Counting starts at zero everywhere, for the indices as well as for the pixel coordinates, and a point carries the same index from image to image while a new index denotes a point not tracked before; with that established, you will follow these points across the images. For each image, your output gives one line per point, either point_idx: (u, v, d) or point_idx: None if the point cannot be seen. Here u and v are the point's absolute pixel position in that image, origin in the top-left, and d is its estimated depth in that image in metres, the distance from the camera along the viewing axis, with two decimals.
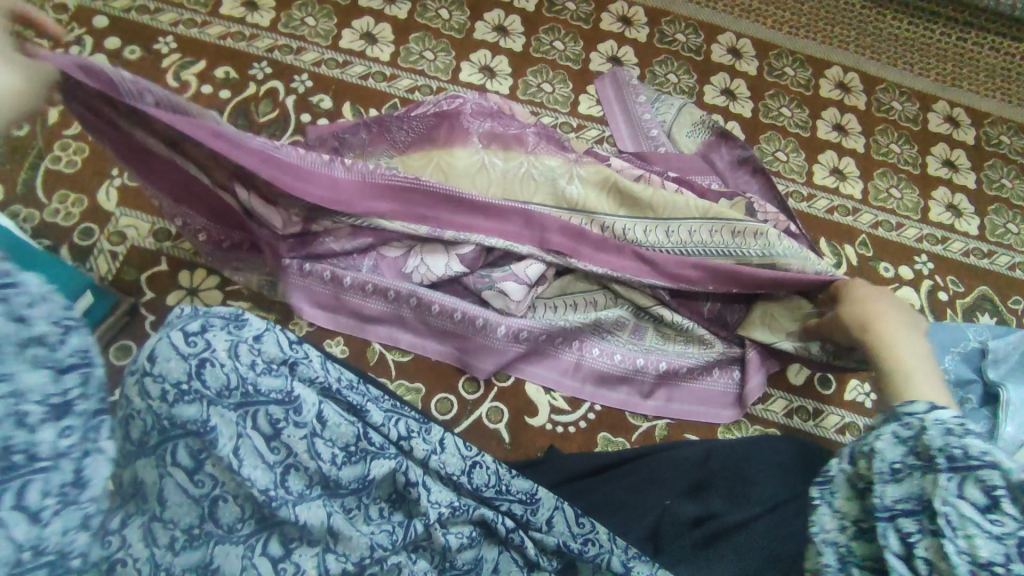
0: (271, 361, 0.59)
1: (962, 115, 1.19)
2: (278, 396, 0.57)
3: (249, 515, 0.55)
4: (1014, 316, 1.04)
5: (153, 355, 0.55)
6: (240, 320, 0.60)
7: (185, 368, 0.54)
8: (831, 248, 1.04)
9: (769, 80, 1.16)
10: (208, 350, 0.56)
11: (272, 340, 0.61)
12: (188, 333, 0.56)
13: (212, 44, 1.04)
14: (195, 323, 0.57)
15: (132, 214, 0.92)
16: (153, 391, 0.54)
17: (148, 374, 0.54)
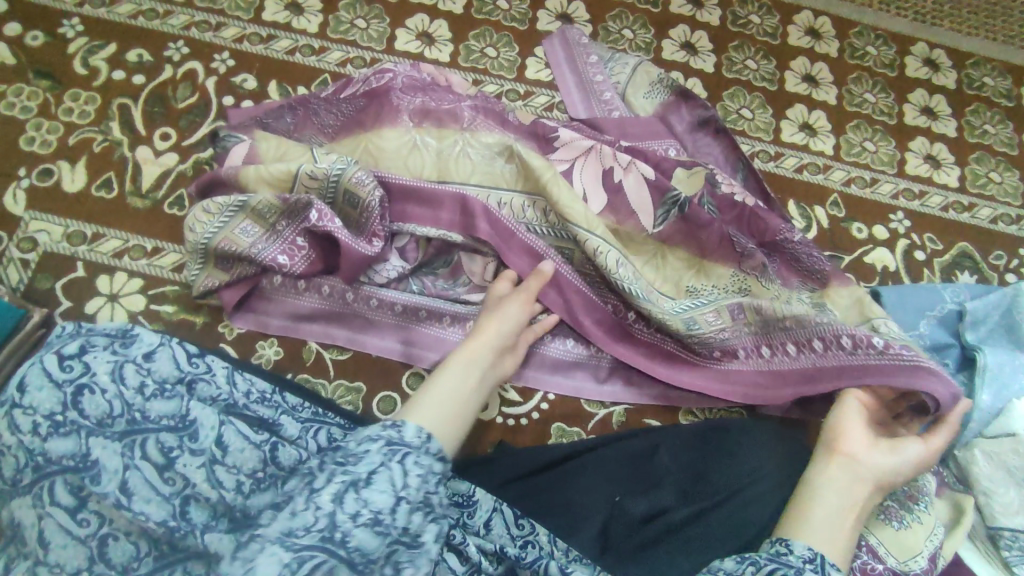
0: (164, 381, 0.56)
1: (943, 57, 1.11)
2: (170, 422, 0.54)
3: (146, 551, 0.52)
4: (996, 272, 0.98)
5: (22, 385, 0.52)
6: (128, 336, 0.57)
7: (59, 397, 0.52)
8: (800, 211, 0.98)
9: (733, 30, 1.08)
10: (86, 374, 0.53)
11: (165, 356, 0.57)
12: (64, 358, 0.53)
13: (122, 24, 0.96)
14: (72, 344, 0.54)
15: (43, 218, 0.85)
16: (25, 425, 0.51)
17: (17, 407, 0.51)
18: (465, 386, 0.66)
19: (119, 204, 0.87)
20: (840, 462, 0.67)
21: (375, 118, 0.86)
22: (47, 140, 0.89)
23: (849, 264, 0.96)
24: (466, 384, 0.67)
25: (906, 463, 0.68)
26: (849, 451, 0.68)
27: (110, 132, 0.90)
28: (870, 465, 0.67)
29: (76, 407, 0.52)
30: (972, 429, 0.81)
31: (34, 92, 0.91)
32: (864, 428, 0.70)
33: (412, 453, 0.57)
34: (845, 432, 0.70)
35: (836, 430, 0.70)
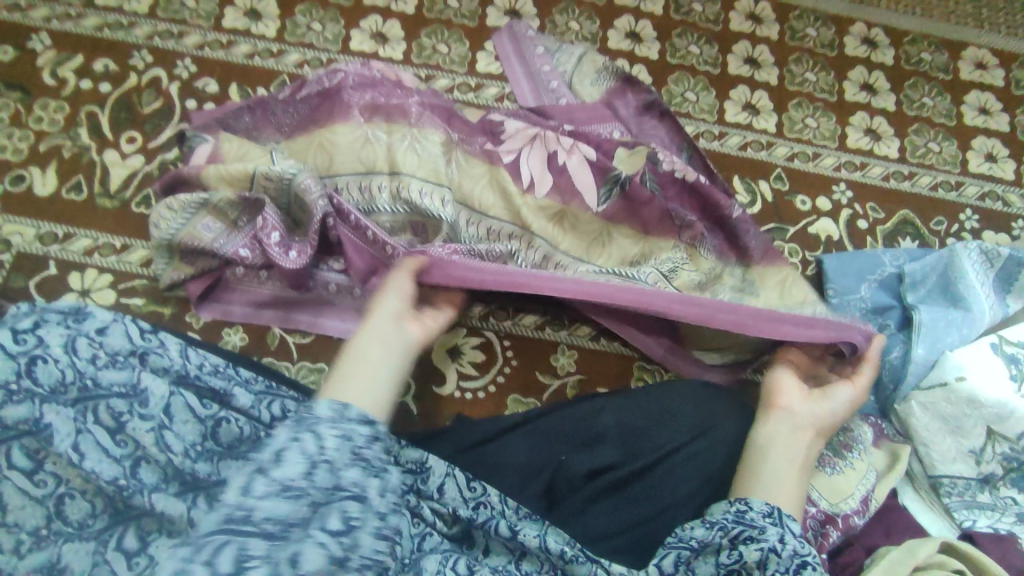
0: (116, 353, 0.59)
1: (881, 35, 1.15)
2: (120, 389, 0.57)
3: (101, 510, 0.55)
4: (937, 237, 1.02)
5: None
6: (82, 313, 0.60)
7: (14, 367, 0.55)
8: (745, 186, 1.02)
9: (676, 18, 1.12)
10: (39, 346, 0.56)
11: (117, 331, 0.60)
12: (18, 332, 0.56)
13: (89, 36, 1.01)
14: (25, 319, 0.57)
15: (16, 220, 0.90)
16: None
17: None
18: (376, 368, 0.68)
19: (88, 205, 0.91)
20: (779, 416, 0.71)
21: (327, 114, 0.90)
22: (19, 148, 0.93)
23: (793, 235, 1.00)
24: (385, 369, 0.69)
25: (840, 408, 0.73)
26: (786, 405, 0.72)
27: (79, 138, 0.95)
28: (806, 413, 0.71)
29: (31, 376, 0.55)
30: (909, 381, 0.83)
31: (6, 103, 0.96)
32: (796, 379, 0.75)
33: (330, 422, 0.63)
34: (783, 387, 0.74)
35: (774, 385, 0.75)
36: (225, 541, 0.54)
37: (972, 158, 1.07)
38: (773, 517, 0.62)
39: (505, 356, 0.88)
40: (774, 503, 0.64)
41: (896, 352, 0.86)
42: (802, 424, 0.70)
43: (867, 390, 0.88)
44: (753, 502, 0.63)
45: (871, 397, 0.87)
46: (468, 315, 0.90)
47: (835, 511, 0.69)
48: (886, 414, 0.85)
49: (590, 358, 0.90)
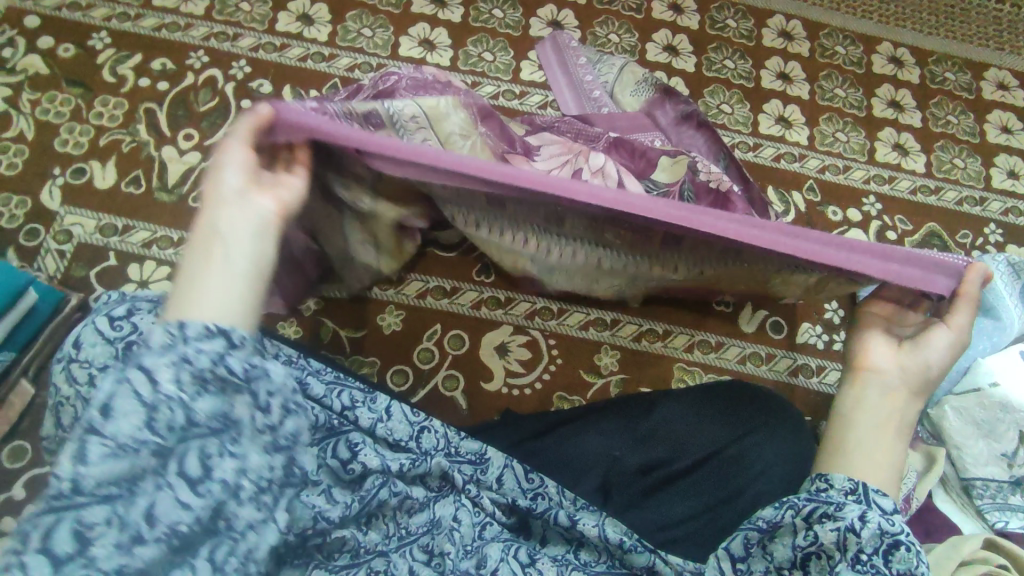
0: None
1: (907, 55, 1.19)
2: None
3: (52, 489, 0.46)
4: (963, 250, 1.05)
5: (78, 342, 0.58)
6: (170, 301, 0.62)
7: (112, 352, 0.57)
8: (779, 196, 1.05)
9: (711, 33, 1.16)
10: (134, 332, 0.58)
11: None
12: (113, 318, 0.59)
13: (147, 36, 1.04)
14: (120, 307, 0.59)
15: (76, 212, 0.92)
16: (81, 377, 0.57)
17: (74, 360, 0.57)
18: (234, 257, 0.51)
19: (147, 199, 0.94)
20: (866, 378, 0.66)
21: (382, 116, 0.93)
22: (80, 142, 0.96)
23: None
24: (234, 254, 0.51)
25: (935, 358, 0.65)
26: (873, 364, 0.67)
27: (138, 134, 0.98)
28: (897, 370, 0.65)
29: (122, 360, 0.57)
30: (942, 388, 0.86)
31: (67, 99, 0.99)
32: (885, 334, 0.68)
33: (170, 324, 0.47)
34: (871, 346, 0.68)
35: (859, 343, 0.68)
36: (54, 522, 0.42)
37: (995, 175, 1.11)
38: (856, 494, 0.59)
39: (550, 355, 0.92)
40: (860, 478, 0.61)
41: None
42: (890, 384, 0.65)
43: None
44: (834, 479, 0.60)
45: None
46: (515, 315, 0.93)
47: None
48: (918, 417, 0.89)
49: (632, 358, 0.93)
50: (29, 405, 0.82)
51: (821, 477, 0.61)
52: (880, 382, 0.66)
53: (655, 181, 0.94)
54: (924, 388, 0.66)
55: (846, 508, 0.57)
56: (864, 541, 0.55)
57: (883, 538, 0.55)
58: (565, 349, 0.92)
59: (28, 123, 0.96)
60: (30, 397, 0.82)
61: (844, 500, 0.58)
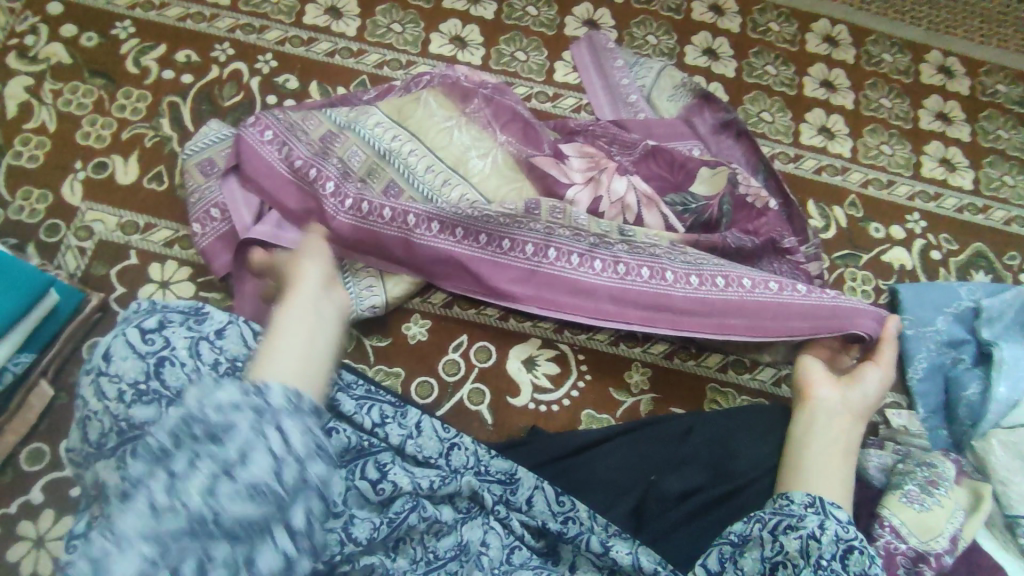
0: (234, 358, 0.62)
1: (957, 64, 1.14)
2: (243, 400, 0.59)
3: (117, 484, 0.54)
4: (1010, 272, 1.01)
5: (108, 355, 0.59)
6: (201, 314, 0.65)
7: (143, 366, 0.59)
8: (820, 210, 1.01)
9: (753, 37, 1.12)
10: (166, 347, 0.60)
11: (233, 333, 0.64)
12: (144, 331, 0.61)
13: (172, 26, 1.01)
14: (151, 320, 0.61)
15: (98, 208, 0.90)
16: (111, 391, 0.58)
17: (103, 374, 0.59)
18: (309, 333, 0.66)
19: (169, 196, 0.91)
20: (814, 407, 0.73)
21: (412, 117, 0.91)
22: (102, 135, 0.94)
23: (866, 262, 0.99)
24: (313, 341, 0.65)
25: (871, 391, 0.74)
26: (818, 394, 0.74)
27: (161, 128, 0.95)
28: (838, 400, 0.73)
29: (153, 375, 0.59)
30: (990, 420, 0.84)
31: (90, 90, 0.96)
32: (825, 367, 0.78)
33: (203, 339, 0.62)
34: (813, 380, 0.76)
35: (804, 377, 0.76)
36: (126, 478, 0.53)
37: None
38: (815, 507, 0.62)
39: (579, 370, 0.89)
40: (817, 493, 0.64)
41: (974, 389, 0.87)
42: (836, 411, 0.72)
43: (941, 423, 0.90)
44: (796, 493, 0.63)
45: (945, 430, 0.89)
46: (544, 328, 0.90)
47: (926, 548, 0.69)
48: (961, 449, 0.86)
49: (664, 376, 0.90)
50: (48, 407, 0.80)
51: (779, 497, 0.64)
52: (827, 412, 0.72)
53: (694, 193, 0.90)
54: (865, 415, 0.73)
55: (808, 519, 0.60)
56: (825, 546, 0.57)
57: (844, 545, 0.58)
58: (595, 366, 0.89)
59: (49, 114, 0.94)
60: (50, 399, 0.80)
61: (805, 512, 0.61)
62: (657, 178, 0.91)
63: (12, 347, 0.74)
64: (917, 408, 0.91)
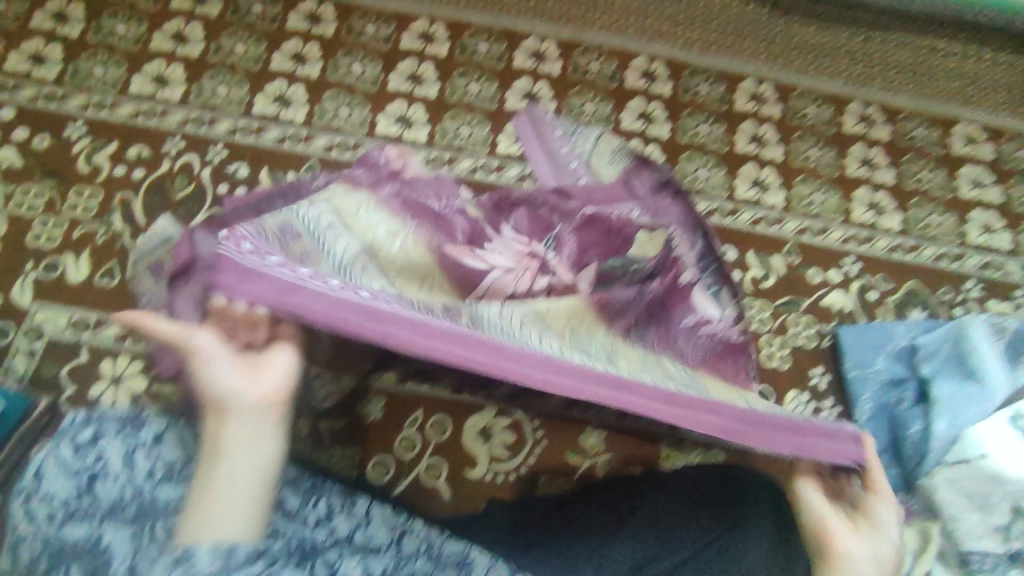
0: (170, 463, 0.64)
1: (877, 113, 1.22)
2: (175, 504, 0.61)
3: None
4: (944, 307, 1.06)
5: (40, 474, 0.61)
6: (137, 421, 0.66)
7: (74, 484, 0.60)
8: (759, 260, 1.06)
9: (684, 99, 1.18)
10: (99, 461, 0.62)
11: (169, 437, 0.65)
12: (78, 446, 0.63)
13: (123, 124, 1.04)
14: (85, 432, 0.64)
15: (48, 308, 0.90)
16: (41, 512, 0.59)
17: (36, 495, 0.60)
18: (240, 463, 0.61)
19: (121, 290, 0.92)
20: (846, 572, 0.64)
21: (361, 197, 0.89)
22: (53, 235, 0.95)
23: (807, 306, 1.03)
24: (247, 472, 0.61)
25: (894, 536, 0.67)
26: (847, 550, 0.65)
27: (113, 224, 0.97)
28: (870, 560, 0.65)
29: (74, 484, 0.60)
30: (933, 457, 0.86)
31: (41, 191, 0.98)
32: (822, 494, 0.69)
33: (138, 448, 0.64)
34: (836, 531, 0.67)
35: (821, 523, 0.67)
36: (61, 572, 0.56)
37: (970, 230, 1.12)
38: None
39: (534, 437, 0.90)
40: None
41: (916, 427, 0.89)
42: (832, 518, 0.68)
43: (890, 462, 0.91)
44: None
45: (894, 470, 0.91)
46: (496, 397, 0.91)
47: None
48: (910, 488, 0.88)
49: (617, 437, 0.92)
50: None
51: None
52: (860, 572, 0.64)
53: (633, 256, 0.94)
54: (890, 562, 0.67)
55: None
56: None
57: None
58: (549, 432, 0.91)
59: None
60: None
61: None
62: (596, 244, 0.95)
63: None
64: None
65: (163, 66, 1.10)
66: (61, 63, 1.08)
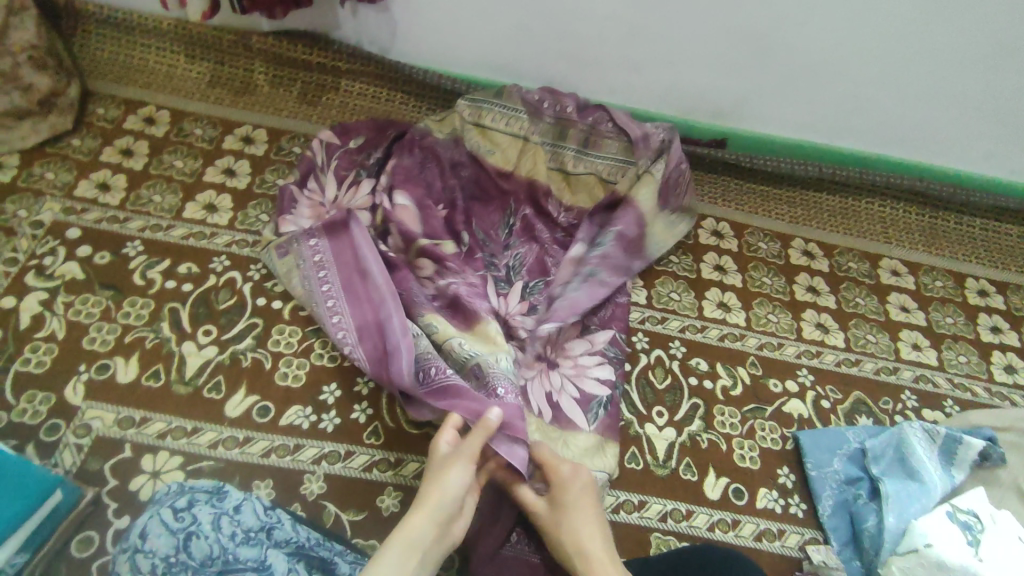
0: (248, 531, 0.71)
1: (816, 248, 1.45)
2: (252, 564, 0.69)
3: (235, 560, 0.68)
4: (887, 414, 1.22)
5: (144, 533, 0.67)
6: (222, 493, 0.73)
7: (172, 542, 0.67)
8: (727, 370, 1.22)
9: (655, 268, 1.34)
10: (193, 523, 0.68)
11: (249, 509, 0.72)
12: (177, 510, 0.69)
13: (176, 244, 1.19)
14: (182, 499, 0.70)
15: (98, 406, 1.00)
16: (145, 566, 0.65)
17: (140, 551, 0.66)
18: (423, 546, 0.75)
19: (166, 390, 1.03)
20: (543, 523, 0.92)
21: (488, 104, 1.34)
22: (106, 340, 1.07)
23: (771, 413, 1.18)
24: (428, 535, 0.76)
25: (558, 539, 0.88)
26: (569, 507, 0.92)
27: (161, 331, 1.09)
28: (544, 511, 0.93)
29: (200, 510, 0.69)
30: (887, 547, 0.98)
31: (98, 300, 1.11)
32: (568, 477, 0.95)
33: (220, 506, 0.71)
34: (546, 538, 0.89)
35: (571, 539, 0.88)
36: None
37: (902, 347, 1.32)
38: None
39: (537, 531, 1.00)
40: None
41: (873, 520, 1.02)
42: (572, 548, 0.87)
43: (853, 554, 1.03)
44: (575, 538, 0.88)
45: (857, 560, 1.02)
46: None
47: None
48: None
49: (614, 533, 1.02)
50: None
51: None
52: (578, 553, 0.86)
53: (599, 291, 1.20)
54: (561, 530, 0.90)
55: None
56: None
57: None
58: None
59: (59, 323, 1.07)
60: None
61: None
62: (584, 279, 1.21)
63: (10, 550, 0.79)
64: (831, 542, 1.04)
65: (214, 195, 1.27)
66: (125, 190, 1.25)
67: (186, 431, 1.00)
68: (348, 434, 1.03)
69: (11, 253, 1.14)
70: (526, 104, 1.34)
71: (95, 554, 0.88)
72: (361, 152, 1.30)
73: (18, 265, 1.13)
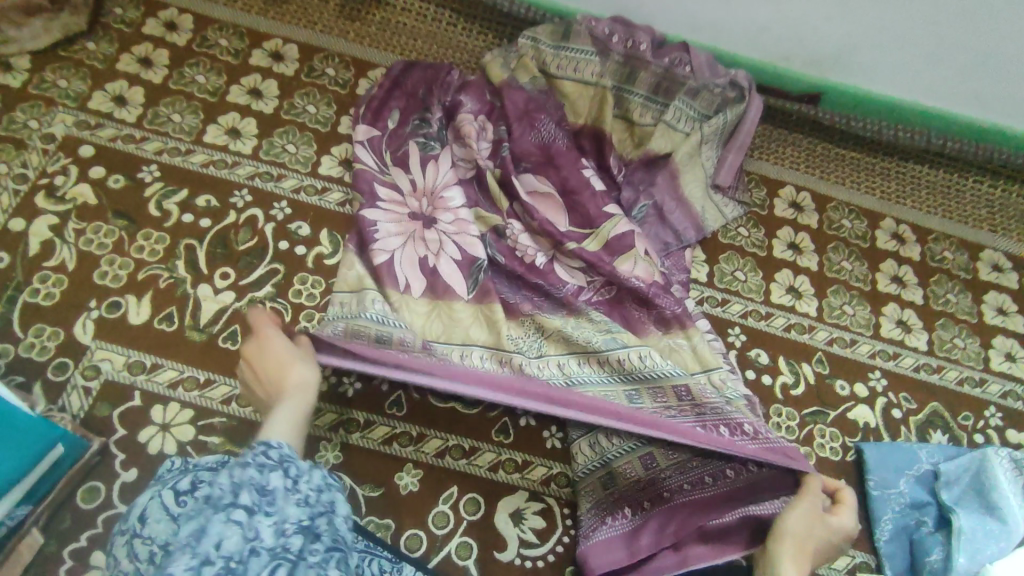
0: None
1: (909, 232, 1.25)
2: None
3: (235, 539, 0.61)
4: (965, 432, 1.09)
5: (144, 518, 0.63)
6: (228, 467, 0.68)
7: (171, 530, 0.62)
8: (789, 366, 1.09)
9: (722, 241, 1.18)
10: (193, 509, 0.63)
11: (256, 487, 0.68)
12: (177, 494, 0.64)
13: (195, 172, 1.08)
14: (184, 481, 0.65)
15: (108, 348, 0.94)
16: (143, 554, 0.61)
17: (138, 536, 0.62)
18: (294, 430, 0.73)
19: (179, 336, 0.96)
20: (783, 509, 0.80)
21: (549, 35, 1.15)
22: (118, 275, 0.99)
23: (834, 418, 1.06)
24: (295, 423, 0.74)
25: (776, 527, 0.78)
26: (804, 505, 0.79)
27: (177, 270, 1.01)
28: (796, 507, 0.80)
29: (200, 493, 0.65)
30: None
31: (111, 230, 1.02)
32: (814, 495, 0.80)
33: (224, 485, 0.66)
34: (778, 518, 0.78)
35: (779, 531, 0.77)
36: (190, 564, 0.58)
37: (993, 357, 1.16)
38: None
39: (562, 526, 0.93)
40: None
41: (936, 554, 0.93)
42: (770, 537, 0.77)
43: None
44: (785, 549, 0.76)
45: None
46: (531, 479, 0.94)
47: None
48: None
49: None
50: (37, 555, 0.81)
51: None
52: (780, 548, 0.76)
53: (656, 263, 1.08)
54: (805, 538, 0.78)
55: None
56: None
57: None
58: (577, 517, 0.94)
59: (70, 253, 0.99)
60: (39, 546, 0.82)
61: None
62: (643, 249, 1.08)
63: (10, 504, 0.75)
64: (884, 570, 0.95)
65: (238, 118, 1.15)
66: (142, 106, 1.13)
67: (198, 383, 0.93)
68: (368, 402, 0.95)
69: (21, 169, 1.05)
70: (594, 40, 1.15)
71: (103, 506, 0.85)
72: (414, 89, 1.15)
73: (27, 183, 1.04)
